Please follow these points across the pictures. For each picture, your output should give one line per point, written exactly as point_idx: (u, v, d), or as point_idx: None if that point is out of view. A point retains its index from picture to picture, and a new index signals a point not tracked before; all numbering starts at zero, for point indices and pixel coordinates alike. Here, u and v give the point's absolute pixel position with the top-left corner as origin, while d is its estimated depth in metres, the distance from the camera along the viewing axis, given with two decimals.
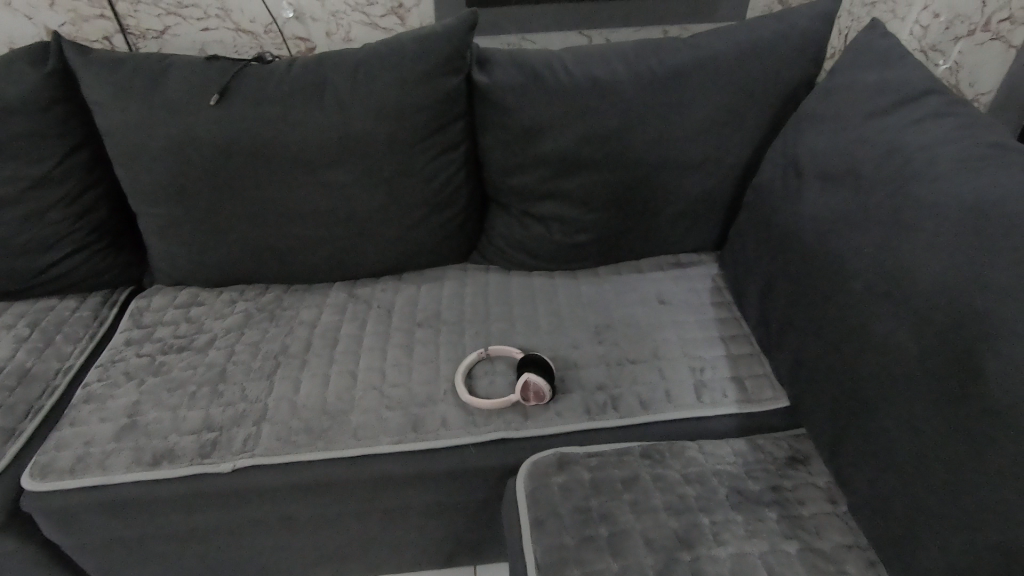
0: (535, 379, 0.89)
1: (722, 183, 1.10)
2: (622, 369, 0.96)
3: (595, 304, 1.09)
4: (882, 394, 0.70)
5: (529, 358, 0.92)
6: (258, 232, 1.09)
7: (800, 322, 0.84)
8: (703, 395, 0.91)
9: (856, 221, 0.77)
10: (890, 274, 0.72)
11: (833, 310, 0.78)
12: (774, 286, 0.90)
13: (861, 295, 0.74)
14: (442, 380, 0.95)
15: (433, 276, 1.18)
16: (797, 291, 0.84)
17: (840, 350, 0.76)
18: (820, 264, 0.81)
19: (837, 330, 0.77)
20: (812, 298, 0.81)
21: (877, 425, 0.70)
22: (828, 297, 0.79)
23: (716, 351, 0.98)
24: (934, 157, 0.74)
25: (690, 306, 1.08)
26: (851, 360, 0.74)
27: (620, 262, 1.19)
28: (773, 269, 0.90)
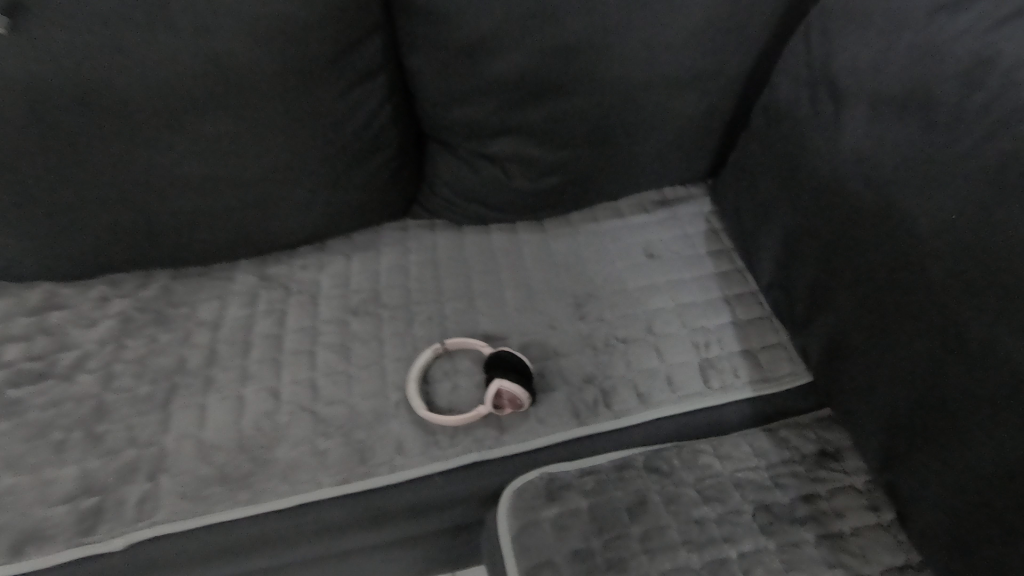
0: (511, 388, 0.71)
1: (719, 101, 0.88)
2: (612, 353, 0.78)
3: (571, 265, 0.89)
4: (958, 395, 0.55)
5: (506, 361, 0.73)
6: (120, 209, 0.81)
7: (839, 289, 0.67)
8: (711, 379, 0.76)
9: (929, 167, 0.58)
10: (979, 244, 0.54)
11: (892, 282, 0.60)
12: (801, 242, 0.72)
13: (938, 268, 0.57)
14: (391, 389, 0.76)
15: (366, 241, 0.94)
16: (835, 251, 0.66)
17: (900, 333, 0.60)
18: (874, 219, 0.62)
19: (896, 307, 0.60)
20: (859, 263, 0.64)
21: (948, 433, 0.56)
22: (886, 264, 0.61)
23: (720, 319, 0.81)
24: None
25: (684, 258, 0.89)
26: (916, 347, 0.59)
27: (595, 206, 0.97)
28: (799, 219, 0.71)
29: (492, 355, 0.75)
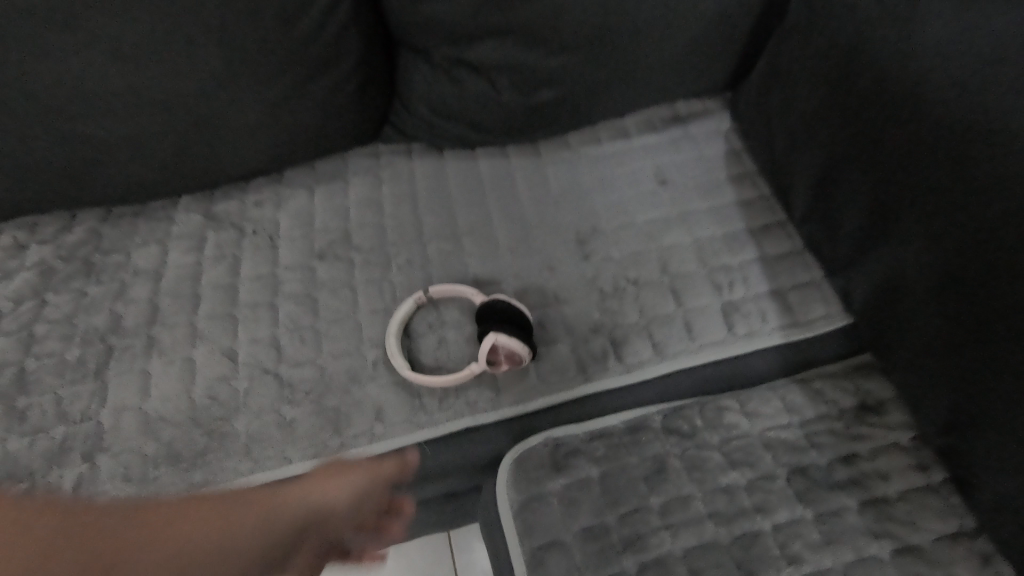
0: (511, 346, 0.61)
1: None
2: (621, 297, 0.68)
3: (572, 195, 0.77)
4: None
5: (510, 317, 0.63)
6: (21, 135, 0.67)
7: (908, 220, 0.56)
8: (736, 325, 0.66)
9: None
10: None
11: (986, 210, 0.50)
12: (857, 163, 0.60)
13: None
14: (367, 347, 0.65)
15: (330, 171, 0.80)
16: (908, 175, 0.55)
17: (986, 271, 0.50)
18: (967, 136, 0.51)
19: (987, 240, 0.50)
20: (940, 188, 0.53)
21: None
22: (981, 189, 0.50)
23: (745, 255, 0.71)
24: None
25: (701, 185, 0.77)
26: (1009, 287, 0.48)
27: (597, 125, 0.84)
28: (858, 138, 0.60)
29: (486, 304, 0.64)
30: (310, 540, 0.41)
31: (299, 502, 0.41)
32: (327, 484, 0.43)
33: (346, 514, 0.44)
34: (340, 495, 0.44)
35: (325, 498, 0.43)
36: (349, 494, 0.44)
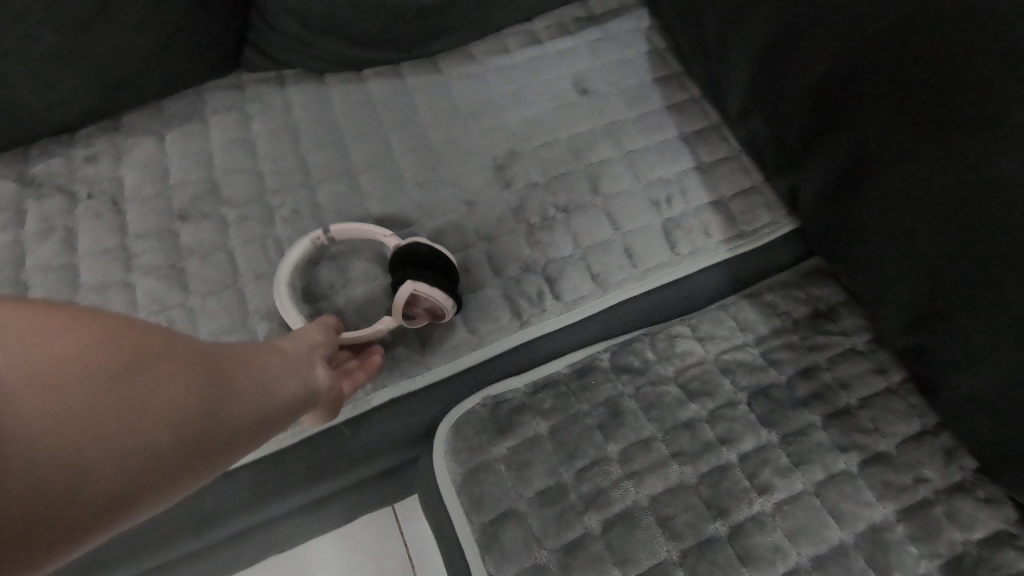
0: (436, 300, 0.52)
1: None
2: (551, 226, 0.60)
3: (483, 114, 0.66)
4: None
5: (435, 265, 0.53)
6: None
7: (870, 98, 0.50)
8: (680, 243, 0.60)
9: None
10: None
11: (970, 74, 0.44)
12: (806, 40, 0.53)
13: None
14: (257, 320, 0.54)
15: (183, 110, 0.64)
16: (867, 48, 0.49)
17: (970, 144, 0.44)
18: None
19: (971, 107, 0.44)
20: (915, 54, 0.46)
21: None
22: (962, 50, 0.44)
23: (680, 165, 0.64)
24: None
25: (624, 91, 0.69)
26: (988, 159, 0.43)
27: (504, 32, 0.72)
28: (807, 11, 0.53)
29: (408, 246, 0.53)
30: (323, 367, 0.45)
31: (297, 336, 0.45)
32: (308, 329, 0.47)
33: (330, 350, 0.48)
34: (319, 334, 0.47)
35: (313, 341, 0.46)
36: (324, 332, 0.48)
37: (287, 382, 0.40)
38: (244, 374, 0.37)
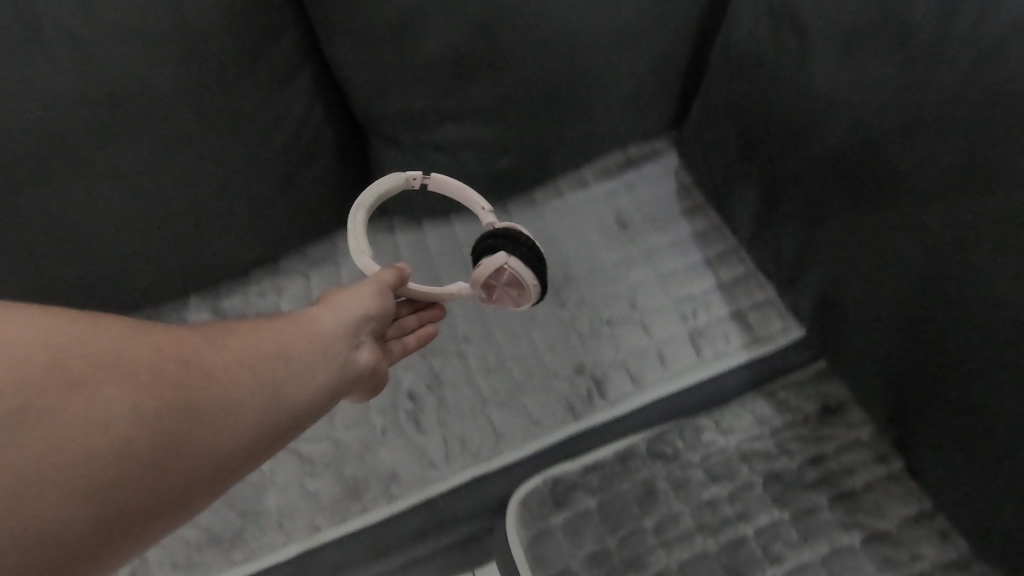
0: (519, 266, 0.62)
1: (674, 51, 0.82)
2: (599, 337, 0.75)
3: (542, 246, 0.84)
4: (979, 343, 0.52)
5: (535, 249, 0.63)
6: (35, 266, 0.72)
7: (817, 231, 0.65)
8: (704, 349, 0.73)
9: (923, 97, 0.52)
10: (995, 182, 0.49)
11: (874, 225, 0.58)
12: (777, 191, 0.69)
13: (949, 210, 0.52)
14: (374, 414, 0.72)
15: (323, 255, 0.87)
16: (810, 197, 0.65)
17: (909, 274, 0.56)
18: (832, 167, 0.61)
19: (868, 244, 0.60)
20: (845, 207, 0.61)
21: (955, 381, 0.54)
22: (874, 210, 0.58)
23: (705, 283, 0.78)
24: None
25: (657, 223, 0.85)
26: (886, 287, 0.59)
27: (560, 181, 0.92)
28: (771, 169, 0.69)
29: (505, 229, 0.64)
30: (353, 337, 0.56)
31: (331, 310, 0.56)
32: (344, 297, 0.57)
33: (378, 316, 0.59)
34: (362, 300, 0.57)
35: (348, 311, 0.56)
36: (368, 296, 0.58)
37: (309, 359, 0.52)
38: (254, 354, 0.49)
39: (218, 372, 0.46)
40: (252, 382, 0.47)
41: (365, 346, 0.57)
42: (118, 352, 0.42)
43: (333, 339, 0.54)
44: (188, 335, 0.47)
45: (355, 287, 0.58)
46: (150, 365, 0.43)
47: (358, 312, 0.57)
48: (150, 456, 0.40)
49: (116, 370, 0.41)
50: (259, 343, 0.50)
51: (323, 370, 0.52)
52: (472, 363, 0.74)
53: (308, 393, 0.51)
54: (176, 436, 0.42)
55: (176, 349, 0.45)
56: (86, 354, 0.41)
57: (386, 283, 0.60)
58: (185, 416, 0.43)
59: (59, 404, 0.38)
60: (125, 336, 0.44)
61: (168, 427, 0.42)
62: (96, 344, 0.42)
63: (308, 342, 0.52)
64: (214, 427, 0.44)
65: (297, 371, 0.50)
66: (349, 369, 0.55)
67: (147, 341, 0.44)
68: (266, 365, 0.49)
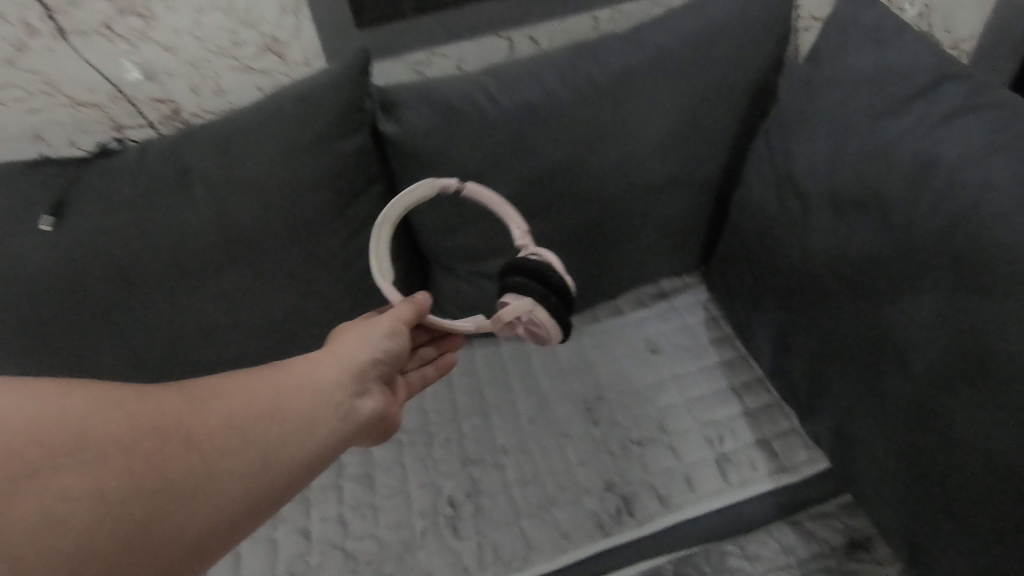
0: (541, 320, 0.62)
1: (698, 201, 0.94)
2: (629, 456, 0.80)
3: (577, 370, 0.92)
4: (942, 478, 0.60)
5: (563, 294, 0.63)
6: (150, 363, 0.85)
7: (807, 369, 0.75)
8: (730, 474, 0.76)
9: (884, 261, 0.63)
10: (962, 344, 0.57)
11: (854, 365, 0.68)
12: (788, 331, 0.77)
13: (904, 354, 0.62)
14: (416, 517, 0.78)
15: None
16: (800, 337, 0.75)
17: (902, 416, 0.63)
18: (817, 311, 0.72)
19: (849, 383, 0.69)
20: (828, 345, 0.71)
21: (932, 509, 0.62)
22: (851, 351, 0.68)
23: (731, 410, 0.83)
24: (944, 149, 0.60)
25: (686, 350, 0.92)
26: (865, 422, 0.68)
27: (598, 307, 1.02)
28: (771, 311, 0.80)
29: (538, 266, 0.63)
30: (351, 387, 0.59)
31: (322, 366, 0.59)
32: (339, 352, 0.60)
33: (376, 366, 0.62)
34: (356, 354, 0.60)
35: (340, 364, 0.59)
36: (362, 350, 0.61)
37: (307, 410, 0.55)
38: (243, 415, 0.51)
39: (203, 434, 0.48)
40: (243, 442, 0.50)
41: (361, 396, 0.60)
42: (94, 426, 0.44)
43: (328, 393, 0.57)
44: (169, 400, 0.49)
45: (346, 340, 0.61)
46: (128, 436, 0.45)
47: (354, 363, 0.60)
48: (144, 522, 0.42)
49: (95, 445, 0.43)
50: (249, 402, 0.52)
51: (319, 422, 0.55)
52: (508, 473, 0.80)
53: (307, 445, 0.53)
54: (167, 498, 0.44)
55: (156, 419, 0.47)
56: (63, 430, 0.42)
57: (382, 333, 0.62)
58: (176, 480, 0.45)
59: (39, 483, 0.40)
60: (102, 408, 0.45)
61: (156, 492, 0.44)
62: (73, 419, 0.43)
63: (300, 398, 0.55)
64: (208, 484, 0.46)
65: (291, 425, 0.53)
66: (347, 419, 0.57)
67: (124, 411, 0.46)
68: (256, 423, 0.51)
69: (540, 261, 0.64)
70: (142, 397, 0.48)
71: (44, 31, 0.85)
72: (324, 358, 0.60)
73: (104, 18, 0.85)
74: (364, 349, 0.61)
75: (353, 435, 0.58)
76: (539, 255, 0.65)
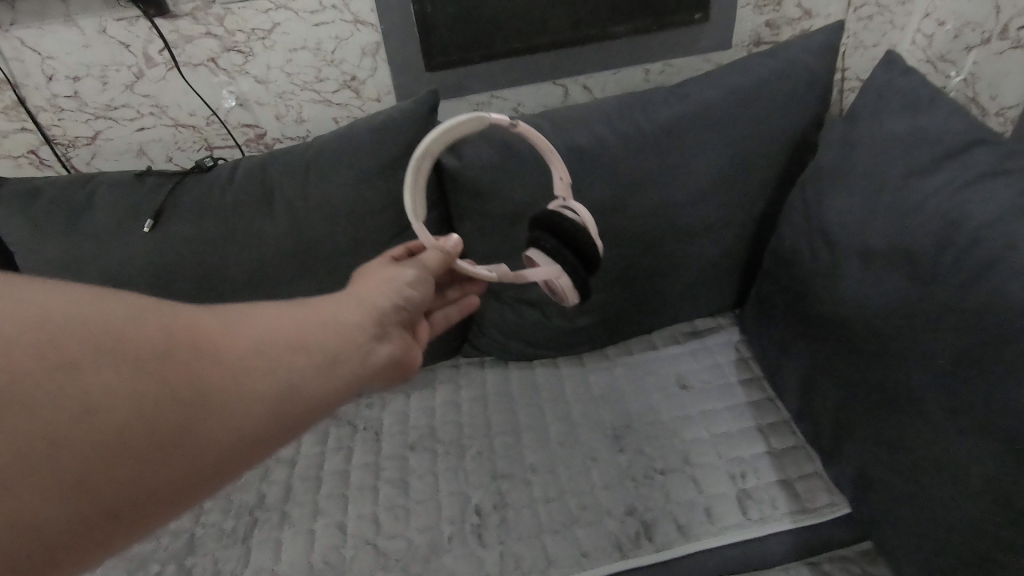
0: (563, 289, 0.62)
1: (735, 246, 0.99)
2: (652, 484, 0.83)
3: (606, 398, 0.96)
4: (955, 523, 0.62)
5: (587, 262, 0.62)
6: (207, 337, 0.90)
7: (830, 408, 0.77)
8: (750, 510, 0.78)
9: (909, 309, 0.66)
10: (974, 395, 0.59)
11: (875, 406, 0.70)
12: (815, 373, 0.80)
13: (922, 398, 0.64)
14: (444, 522, 0.82)
15: (423, 379, 1.04)
16: (825, 376, 0.78)
17: (921, 463, 0.65)
18: (842, 352, 0.74)
19: (870, 423, 0.71)
20: (852, 385, 0.73)
21: (942, 553, 0.63)
22: (873, 393, 0.70)
23: (756, 449, 0.85)
24: (972, 207, 0.63)
25: (715, 387, 0.95)
26: (882, 462, 0.70)
27: (631, 340, 1.06)
28: (800, 351, 0.83)
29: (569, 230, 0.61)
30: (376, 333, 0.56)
31: (345, 309, 0.56)
32: (365, 298, 0.58)
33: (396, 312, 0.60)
34: (377, 294, 0.60)
35: (364, 309, 0.57)
36: (383, 293, 0.60)
37: (336, 348, 0.51)
38: (272, 341, 0.46)
39: (232, 355, 0.43)
40: (271, 367, 0.45)
41: (383, 339, 0.57)
42: (116, 330, 0.38)
43: (354, 332, 0.54)
44: (198, 317, 0.44)
45: (373, 284, 0.61)
46: (155, 345, 0.39)
47: (378, 304, 0.59)
48: (165, 441, 0.37)
49: (111, 352, 0.37)
50: (280, 330, 0.48)
51: (346, 362, 0.51)
52: (535, 490, 0.84)
53: (332, 381, 0.49)
54: (192, 418, 0.39)
55: (182, 331, 0.41)
56: (80, 329, 0.36)
57: (407, 281, 0.63)
58: (203, 402, 0.40)
59: (39, 390, 0.33)
60: (127, 311, 0.39)
61: (180, 412, 0.38)
62: (92, 322, 0.37)
63: (329, 334, 0.51)
64: (237, 408, 0.42)
65: (320, 360, 0.49)
66: (371, 362, 0.54)
67: (152, 317, 0.40)
68: (287, 351, 0.47)
69: (576, 227, 0.61)
70: (167, 308, 0.42)
71: (160, 62, 0.98)
72: (348, 301, 0.57)
73: (211, 54, 0.99)
74: (387, 291, 0.61)
75: (375, 379, 0.55)
76: (575, 217, 0.63)
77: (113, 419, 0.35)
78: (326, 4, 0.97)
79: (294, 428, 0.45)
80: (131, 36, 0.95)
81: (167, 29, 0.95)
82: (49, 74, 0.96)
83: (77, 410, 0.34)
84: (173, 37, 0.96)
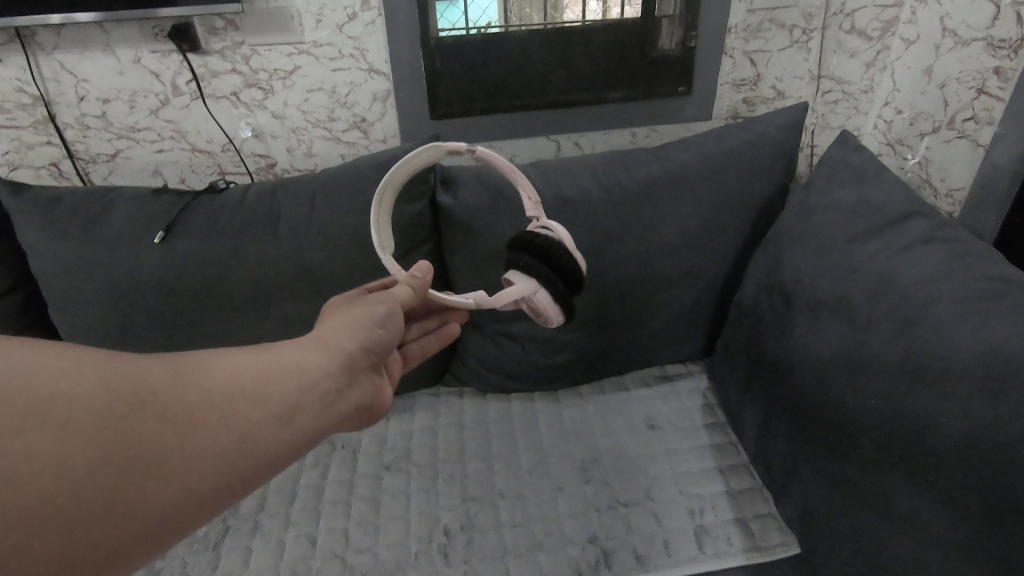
0: (537, 300, 0.67)
1: (705, 297, 1.06)
2: (614, 515, 0.86)
3: (579, 433, 1.00)
4: (886, 558, 0.66)
5: (564, 280, 0.68)
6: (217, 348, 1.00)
7: (782, 451, 0.83)
8: (706, 545, 0.82)
9: (850, 359, 0.72)
10: (905, 435, 0.65)
11: (821, 449, 0.76)
12: (771, 417, 0.85)
13: (858, 441, 0.70)
14: (412, 540, 0.84)
15: (403, 404, 1.09)
16: (778, 419, 0.83)
17: (861, 502, 0.70)
18: (793, 397, 0.80)
19: (816, 464, 0.76)
20: (802, 429, 0.79)
21: None
22: (820, 436, 0.76)
23: (715, 487, 0.89)
24: (907, 270, 0.71)
25: (681, 429, 1.00)
26: (827, 502, 0.74)
27: (604, 380, 1.12)
28: (758, 397, 0.88)
29: (550, 249, 0.67)
30: (338, 381, 0.59)
31: (309, 355, 0.58)
32: (331, 342, 0.61)
33: (361, 359, 0.64)
34: (346, 341, 0.63)
35: (327, 354, 0.59)
36: (352, 340, 0.63)
37: (296, 398, 0.54)
38: (227, 392, 0.49)
39: (180, 407, 0.46)
40: (225, 420, 0.48)
41: (348, 387, 0.60)
42: (69, 394, 0.41)
43: (316, 381, 0.56)
44: (155, 369, 0.47)
45: (344, 326, 0.64)
46: (95, 404, 0.42)
47: (345, 348, 0.62)
48: (93, 505, 0.39)
49: (57, 414, 0.40)
50: (237, 380, 0.51)
51: (304, 412, 0.54)
52: (502, 514, 0.87)
53: (287, 431, 0.52)
54: (130, 480, 0.41)
55: (133, 387, 0.44)
56: (24, 392, 0.39)
57: (377, 318, 0.67)
58: (154, 458, 0.43)
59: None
60: (79, 370, 0.42)
61: (111, 474, 0.41)
62: (35, 383, 0.40)
63: (288, 385, 0.54)
64: (177, 465, 0.44)
65: (275, 411, 0.52)
66: (330, 411, 0.57)
67: (94, 373, 0.43)
68: (239, 403, 0.50)
69: (551, 245, 0.68)
70: (120, 363, 0.45)
71: (186, 92, 1.07)
72: (313, 344, 0.60)
73: (234, 88, 1.08)
74: (355, 339, 0.64)
75: (335, 427, 0.58)
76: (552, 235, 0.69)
77: (44, 483, 0.37)
78: (345, 53, 1.07)
79: (243, 481, 0.48)
80: (162, 67, 1.04)
81: (197, 63, 1.04)
82: (81, 95, 1.05)
83: (7, 476, 0.36)
84: (201, 71, 1.05)
